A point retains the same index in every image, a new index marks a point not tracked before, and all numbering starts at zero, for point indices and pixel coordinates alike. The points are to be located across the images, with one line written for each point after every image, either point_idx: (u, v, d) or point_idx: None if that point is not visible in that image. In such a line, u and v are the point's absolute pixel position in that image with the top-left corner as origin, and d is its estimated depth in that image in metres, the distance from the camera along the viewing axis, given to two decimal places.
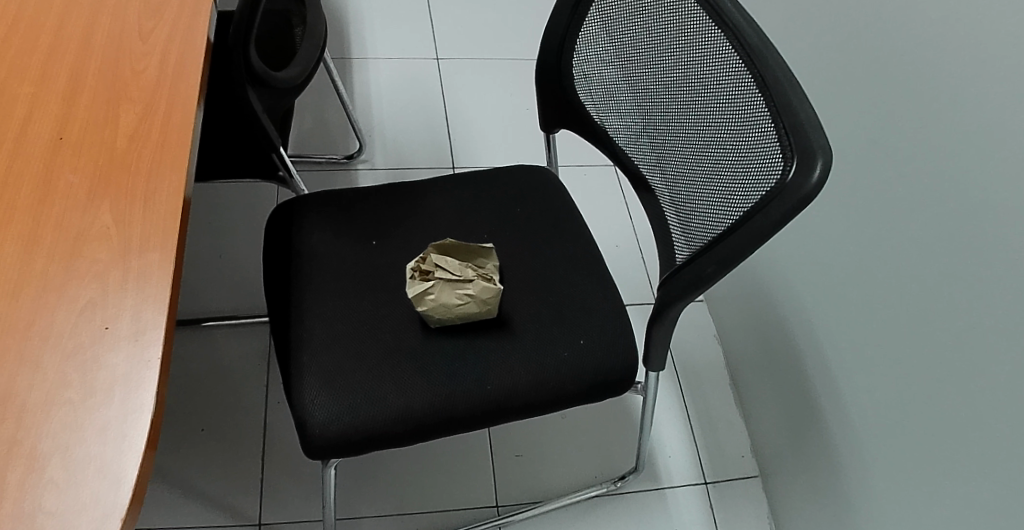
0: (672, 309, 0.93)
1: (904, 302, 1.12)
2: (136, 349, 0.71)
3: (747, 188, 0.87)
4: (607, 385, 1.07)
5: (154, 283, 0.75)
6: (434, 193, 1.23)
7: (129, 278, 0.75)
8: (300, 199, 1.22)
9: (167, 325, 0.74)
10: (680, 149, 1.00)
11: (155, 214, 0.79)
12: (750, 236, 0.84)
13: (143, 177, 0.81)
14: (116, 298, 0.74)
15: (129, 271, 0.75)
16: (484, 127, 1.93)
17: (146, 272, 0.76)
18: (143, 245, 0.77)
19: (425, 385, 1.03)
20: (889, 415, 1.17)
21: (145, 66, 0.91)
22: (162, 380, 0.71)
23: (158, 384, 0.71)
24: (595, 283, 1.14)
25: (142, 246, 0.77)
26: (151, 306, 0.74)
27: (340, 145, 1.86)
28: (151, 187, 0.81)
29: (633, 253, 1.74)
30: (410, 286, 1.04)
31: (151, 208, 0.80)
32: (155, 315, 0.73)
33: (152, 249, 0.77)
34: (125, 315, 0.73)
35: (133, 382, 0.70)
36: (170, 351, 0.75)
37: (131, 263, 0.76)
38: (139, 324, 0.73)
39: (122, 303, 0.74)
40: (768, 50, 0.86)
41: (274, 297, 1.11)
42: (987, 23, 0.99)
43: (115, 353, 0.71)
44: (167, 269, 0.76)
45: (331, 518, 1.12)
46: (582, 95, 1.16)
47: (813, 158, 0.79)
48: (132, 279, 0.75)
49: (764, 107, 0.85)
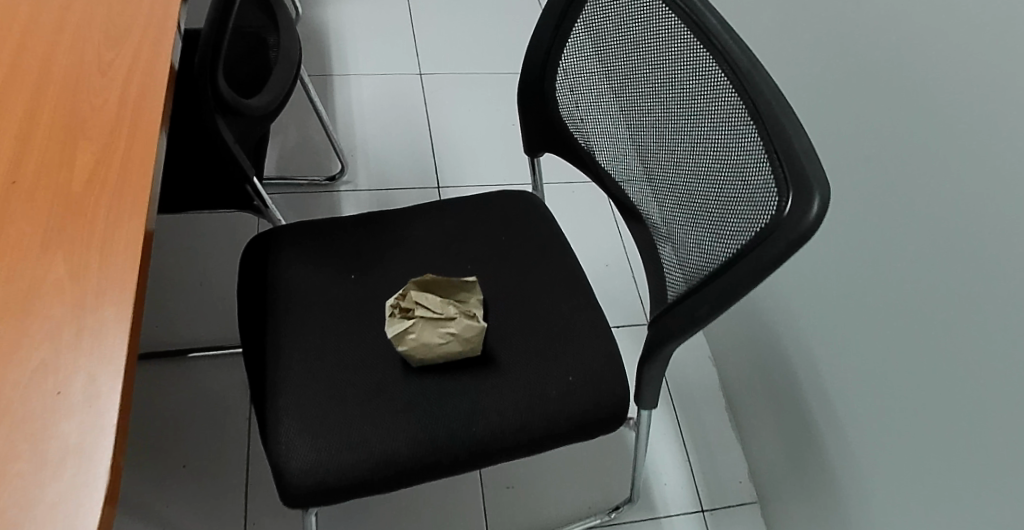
0: (664, 350, 0.89)
1: (901, 329, 1.08)
2: (90, 416, 0.67)
3: (742, 223, 0.83)
4: (597, 423, 1.02)
5: (109, 341, 0.70)
6: (415, 221, 1.18)
7: (82, 335, 0.70)
8: (276, 230, 1.17)
9: (124, 387, 0.69)
10: (669, 177, 0.95)
11: (112, 266, 0.74)
12: (744, 275, 0.80)
13: (101, 225, 0.77)
14: (71, 357, 0.69)
15: (83, 328, 0.71)
16: (470, 144, 1.88)
17: (102, 329, 0.71)
18: (98, 299, 0.72)
19: (407, 428, 0.98)
20: (888, 445, 1.13)
21: (104, 101, 0.86)
22: (119, 448, 0.67)
23: (114, 455, 0.66)
24: (584, 315, 1.09)
25: (97, 301, 0.72)
26: (107, 367, 0.69)
27: (321, 166, 1.81)
28: (109, 233, 0.76)
29: (623, 272, 1.70)
30: (390, 325, 0.99)
31: (108, 259, 0.75)
32: (112, 375, 0.69)
33: (108, 304, 0.72)
34: (79, 377, 0.68)
35: (87, 453, 0.65)
36: (129, 413, 0.70)
37: (86, 319, 0.71)
38: (94, 385, 0.68)
39: (75, 364, 0.69)
40: (759, 73, 0.82)
41: (248, 336, 1.06)
42: (978, 47, 0.95)
43: (67, 420, 0.66)
44: (123, 324, 0.71)
45: None
46: (566, 117, 1.12)
47: (810, 192, 0.75)
48: (87, 336, 0.70)
49: (757, 136, 0.81)
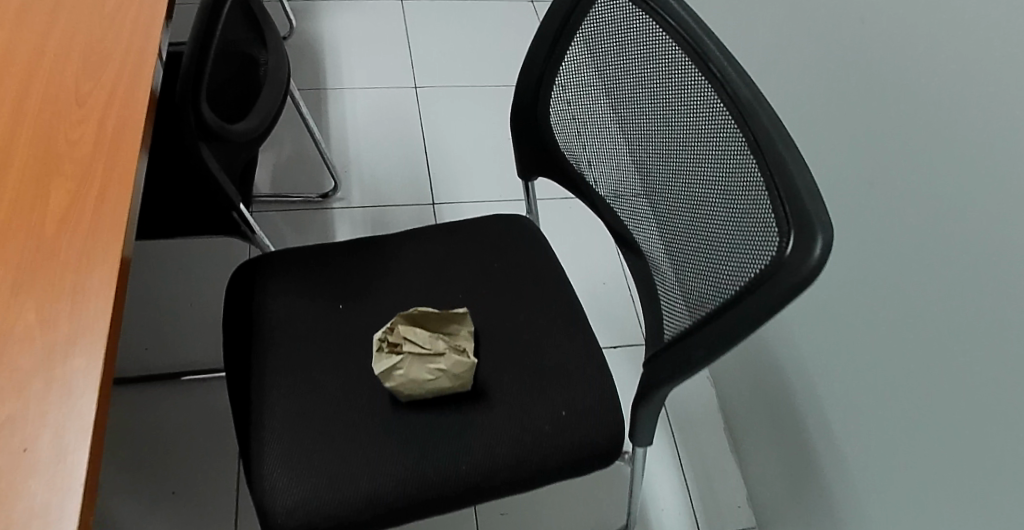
0: (662, 390, 0.86)
1: (901, 362, 1.05)
2: (57, 475, 0.64)
3: (743, 262, 0.79)
4: (591, 460, 0.99)
5: (78, 395, 0.68)
6: (405, 248, 1.15)
7: (50, 388, 0.68)
8: (263, 257, 1.14)
9: (94, 442, 0.66)
10: (667, 209, 0.93)
11: (84, 313, 0.72)
12: (744, 318, 0.77)
13: (73, 269, 0.74)
14: (38, 412, 0.66)
15: (52, 380, 0.68)
16: (465, 158, 1.85)
17: (70, 383, 0.68)
18: (68, 349, 0.69)
19: (397, 467, 0.95)
20: (888, 476, 1.10)
21: (80, 134, 0.83)
22: (88, 508, 0.64)
23: (82, 517, 0.63)
24: (577, 346, 1.06)
25: (67, 350, 0.69)
26: (76, 421, 0.66)
27: (314, 182, 1.79)
28: (80, 277, 0.74)
29: (620, 290, 1.68)
30: (377, 361, 0.96)
31: (80, 306, 0.72)
32: (80, 432, 0.66)
33: (79, 354, 0.70)
34: (45, 435, 0.65)
35: (54, 515, 0.62)
36: (99, 470, 0.67)
37: (55, 370, 0.68)
38: (61, 443, 0.65)
39: (43, 419, 0.66)
40: (760, 104, 0.78)
41: (234, 369, 1.03)
42: (979, 73, 0.92)
43: (34, 480, 0.64)
44: (93, 378, 0.68)
45: None
46: (559, 141, 1.09)
47: (813, 233, 0.72)
48: (56, 389, 0.68)
49: (758, 171, 0.77)
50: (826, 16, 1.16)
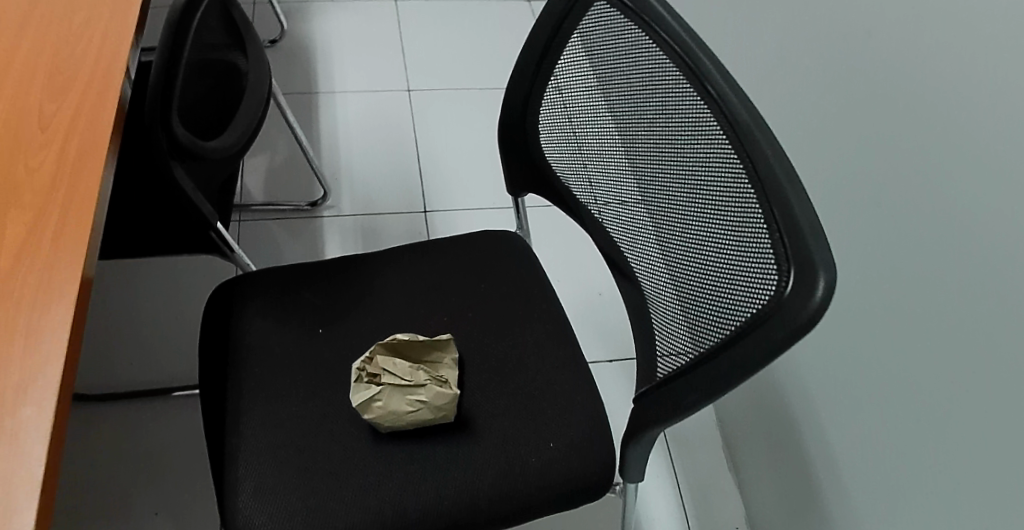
0: (652, 431, 0.82)
1: (897, 396, 1.01)
2: None
3: (741, 299, 0.75)
4: (580, 494, 0.95)
5: (28, 449, 0.66)
6: (389, 268, 1.12)
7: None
8: (243, 278, 1.10)
9: (44, 498, 0.65)
10: (661, 236, 0.88)
11: (37, 360, 0.70)
12: (742, 360, 0.73)
13: (26, 311, 0.72)
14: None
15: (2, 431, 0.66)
16: (458, 165, 1.81)
17: (22, 436, 0.66)
18: (19, 397, 0.68)
19: (377, 503, 0.91)
20: (885, 506, 1.05)
21: (41, 162, 0.81)
22: None
23: None
24: (565, 373, 1.02)
25: (18, 399, 0.68)
26: (24, 477, 0.64)
27: (303, 189, 1.74)
28: (35, 320, 0.72)
29: (616, 301, 1.63)
30: (356, 393, 0.92)
31: (33, 353, 0.70)
32: (27, 491, 0.64)
33: (31, 402, 0.68)
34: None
35: None
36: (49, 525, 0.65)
37: (5, 420, 0.67)
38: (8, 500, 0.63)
39: None
40: (760, 131, 0.74)
41: (211, 397, 0.99)
42: (978, 88, 0.87)
43: None
44: (44, 431, 0.67)
45: None
46: (549, 159, 1.05)
47: (815, 273, 0.68)
48: (6, 440, 0.66)
49: (756, 204, 0.73)
50: (830, 26, 1.11)
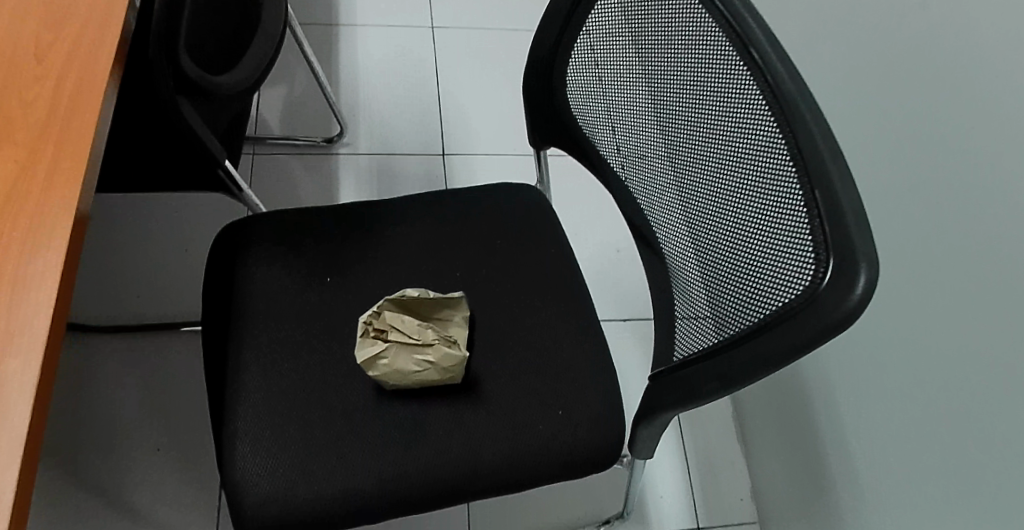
0: (665, 413, 0.79)
1: (921, 386, 0.97)
2: None
3: (773, 285, 0.71)
4: (587, 463, 0.93)
5: (10, 408, 0.63)
6: (400, 217, 1.07)
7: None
8: (249, 220, 1.06)
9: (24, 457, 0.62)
10: (693, 208, 0.84)
11: (20, 312, 0.67)
12: (769, 352, 0.69)
13: (12, 259, 0.69)
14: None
15: None
16: (481, 107, 1.75)
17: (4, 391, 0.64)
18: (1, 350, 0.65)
19: (377, 463, 0.89)
20: (896, 491, 1.02)
21: (35, 102, 0.77)
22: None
23: None
24: (578, 338, 0.99)
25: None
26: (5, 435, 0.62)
27: (319, 124, 1.69)
28: (21, 269, 0.69)
29: (633, 259, 1.59)
30: (361, 348, 0.88)
31: (17, 303, 0.67)
32: (10, 448, 0.62)
33: (14, 356, 0.65)
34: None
35: None
36: (28, 487, 0.63)
37: None
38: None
39: None
40: (806, 106, 0.69)
41: (213, 344, 0.97)
42: None
43: None
44: (29, 388, 0.64)
45: None
46: (577, 116, 1.00)
47: (856, 268, 0.63)
48: None
49: (797, 185, 0.68)
50: None
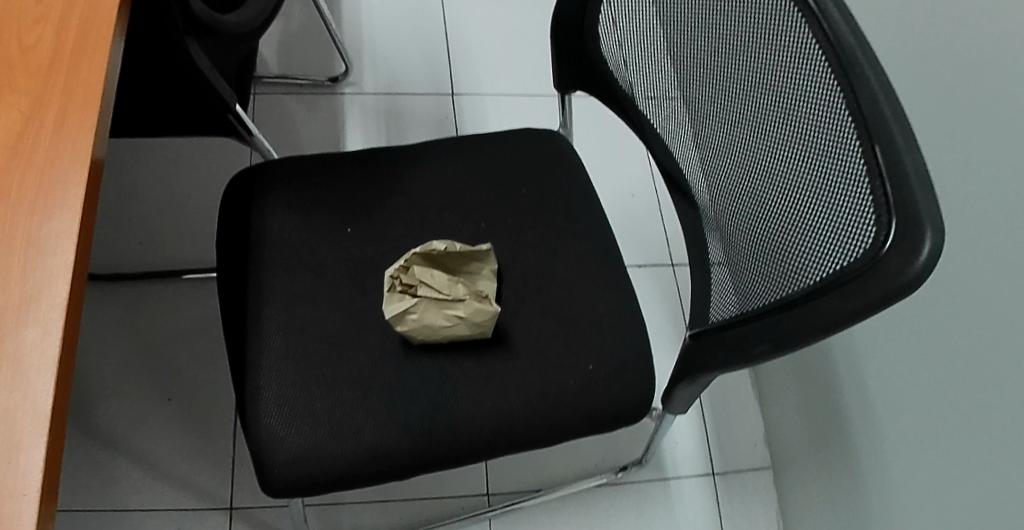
0: (709, 372, 0.77)
1: (958, 340, 0.95)
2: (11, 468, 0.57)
3: (826, 246, 0.68)
4: (619, 418, 0.91)
5: (33, 378, 0.60)
6: (421, 163, 1.03)
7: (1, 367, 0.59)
8: (262, 167, 1.02)
9: (52, 428, 0.59)
10: (736, 162, 0.80)
11: (37, 274, 0.63)
12: (821, 317, 0.66)
13: (26, 217, 0.65)
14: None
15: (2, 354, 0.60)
16: (491, 46, 1.69)
17: (24, 363, 0.60)
18: (19, 316, 0.61)
19: (404, 419, 0.86)
20: (923, 444, 1.01)
21: (38, 46, 0.72)
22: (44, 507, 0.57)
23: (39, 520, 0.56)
24: (608, 290, 0.96)
25: (18, 317, 0.61)
26: (29, 407, 0.59)
27: (322, 62, 1.63)
28: (36, 232, 0.64)
29: (649, 203, 1.55)
30: (389, 303, 0.87)
31: (33, 265, 0.63)
32: (33, 426, 0.58)
33: (34, 322, 0.61)
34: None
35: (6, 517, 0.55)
36: (58, 460, 0.60)
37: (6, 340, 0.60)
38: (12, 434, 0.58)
39: None
40: (867, 59, 0.65)
41: (229, 299, 0.93)
42: None
43: None
44: (52, 361, 0.60)
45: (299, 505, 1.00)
46: (613, 62, 0.96)
47: (921, 232, 0.60)
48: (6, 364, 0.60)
49: (855, 141, 0.65)
50: None
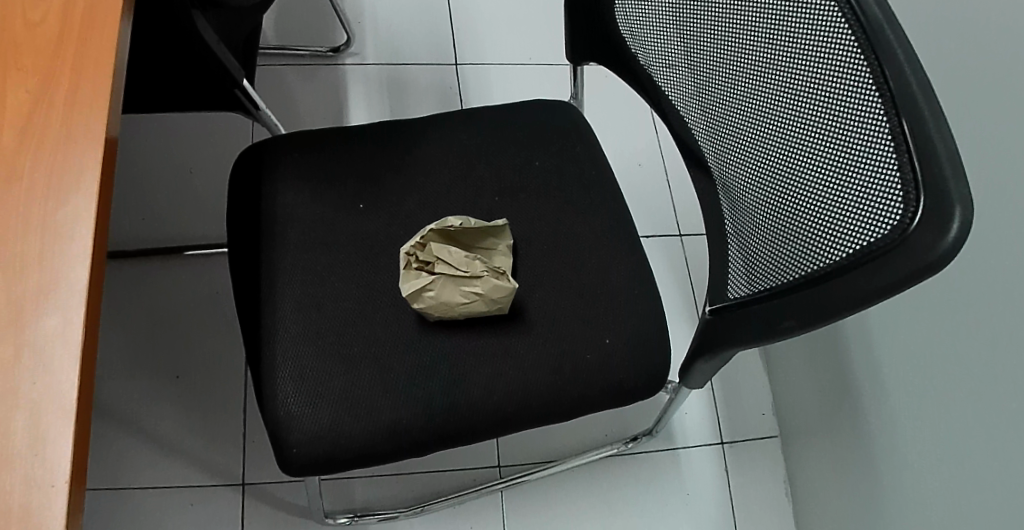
0: (730, 347, 0.76)
1: (976, 312, 0.95)
2: (40, 463, 0.57)
3: (850, 222, 0.67)
4: (636, 393, 0.90)
5: (58, 368, 0.59)
6: (432, 136, 1.02)
7: (25, 358, 0.59)
8: (270, 142, 1.00)
9: (79, 419, 0.59)
10: (753, 135, 0.79)
11: (54, 260, 0.62)
12: (846, 293, 0.66)
13: (40, 201, 0.64)
14: (12, 384, 0.58)
15: (23, 344, 0.59)
16: (493, 14, 1.66)
17: (46, 351, 0.60)
18: (39, 302, 0.61)
19: (420, 396, 0.86)
20: (937, 414, 1.02)
21: (45, 23, 0.70)
22: (74, 499, 0.57)
23: (70, 512, 0.56)
24: (624, 262, 0.95)
25: (38, 304, 0.61)
26: (54, 399, 0.58)
27: (323, 32, 1.60)
28: (53, 216, 0.63)
29: (655, 174, 1.54)
30: (406, 281, 0.87)
31: (49, 250, 0.62)
32: (61, 418, 0.58)
33: (54, 310, 0.61)
34: (18, 416, 0.58)
35: (36, 511, 0.55)
36: (85, 449, 0.60)
37: (28, 330, 0.60)
38: (38, 424, 0.58)
39: (15, 394, 0.58)
40: (895, 34, 0.64)
41: (242, 277, 0.92)
42: None
43: (9, 470, 0.56)
44: (75, 349, 0.60)
45: (314, 481, 1.01)
46: (628, 32, 0.94)
47: (950, 209, 0.59)
48: (29, 355, 0.59)
49: (882, 116, 0.63)
50: None
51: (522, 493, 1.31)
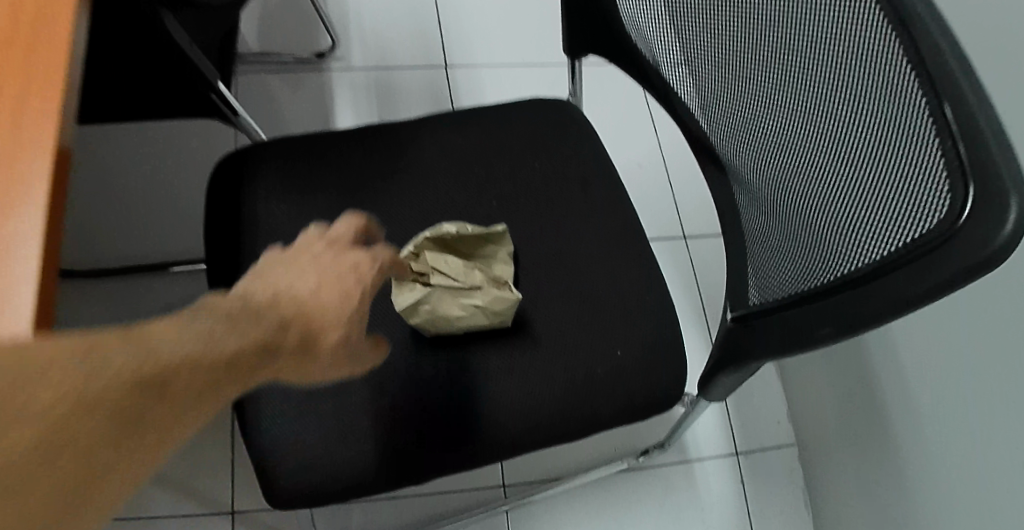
0: (755, 360, 0.70)
1: (1005, 309, 0.88)
2: None
3: (886, 217, 0.61)
4: (651, 407, 0.84)
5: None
6: (425, 139, 0.95)
7: None
8: (252, 149, 0.94)
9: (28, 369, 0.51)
10: (771, 127, 0.73)
11: None
12: (886, 299, 0.59)
13: None
14: None
15: None
16: (483, 14, 1.60)
17: None
18: None
19: (420, 419, 0.79)
20: (967, 418, 0.95)
21: None
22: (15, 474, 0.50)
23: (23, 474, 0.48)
24: (633, 267, 0.89)
25: None
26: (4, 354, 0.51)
27: (307, 36, 1.53)
28: None
29: (657, 173, 1.48)
30: (400, 295, 0.81)
31: None
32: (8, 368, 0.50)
33: None
34: None
35: None
36: None
37: None
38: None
39: None
40: (928, 9, 0.58)
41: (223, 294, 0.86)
42: None
43: None
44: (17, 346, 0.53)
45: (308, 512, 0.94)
46: (631, 24, 0.88)
47: (1004, 198, 0.53)
48: None
49: (921, 98, 0.57)
50: None
51: (528, 512, 1.24)
